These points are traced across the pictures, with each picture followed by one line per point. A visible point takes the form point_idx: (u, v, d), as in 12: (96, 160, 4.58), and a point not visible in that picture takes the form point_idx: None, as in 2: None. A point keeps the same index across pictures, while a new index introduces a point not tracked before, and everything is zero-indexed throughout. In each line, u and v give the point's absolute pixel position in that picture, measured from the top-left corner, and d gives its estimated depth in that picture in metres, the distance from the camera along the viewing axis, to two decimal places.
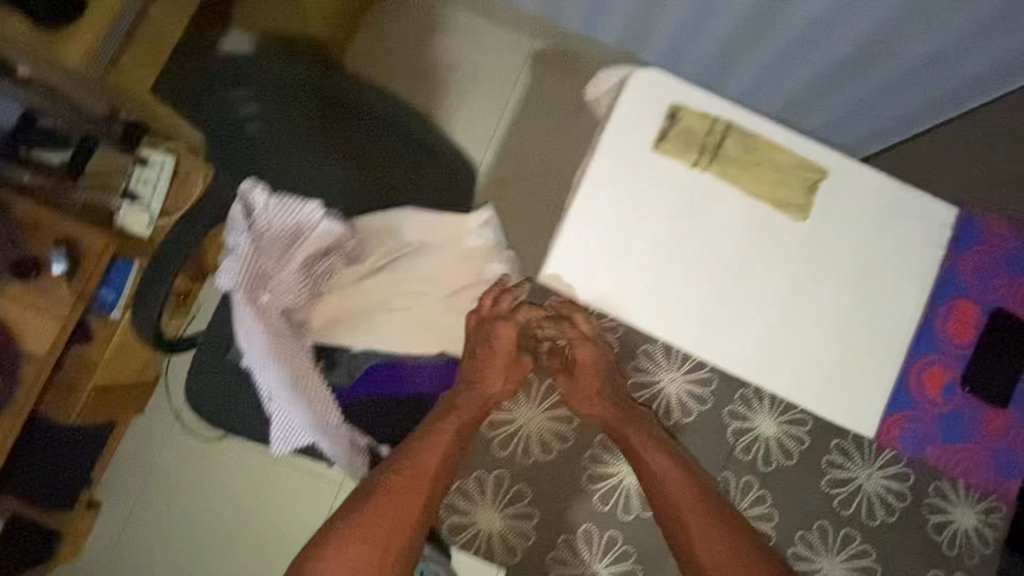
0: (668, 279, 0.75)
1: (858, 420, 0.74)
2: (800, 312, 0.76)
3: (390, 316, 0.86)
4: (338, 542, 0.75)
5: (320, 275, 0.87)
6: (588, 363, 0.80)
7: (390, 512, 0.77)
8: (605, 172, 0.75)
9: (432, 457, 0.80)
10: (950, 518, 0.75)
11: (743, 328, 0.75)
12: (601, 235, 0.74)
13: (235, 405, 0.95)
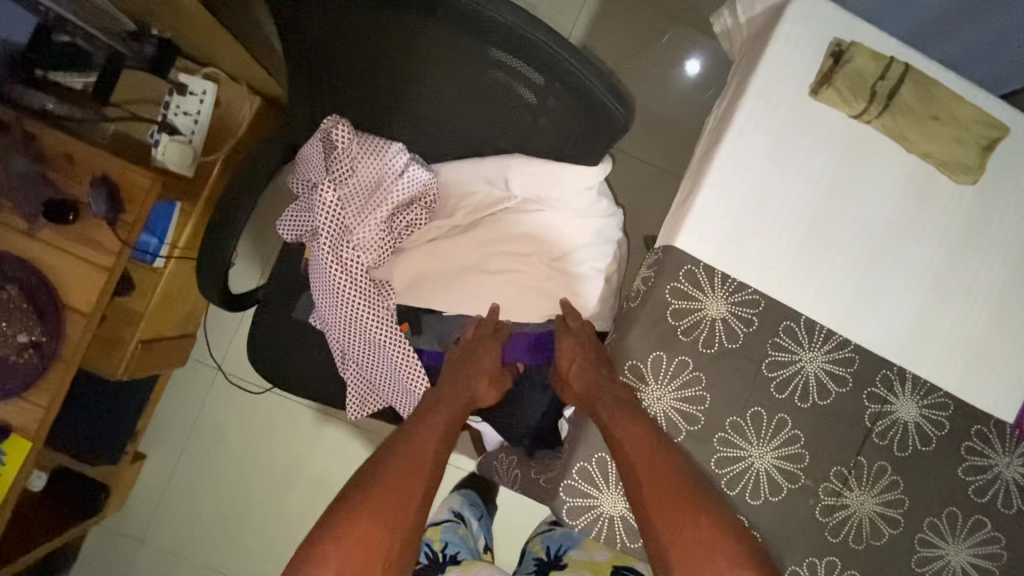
0: (827, 241, 0.67)
1: (995, 402, 0.69)
2: (952, 286, 0.69)
3: (482, 274, 0.81)
4: (344, 527, 0.58)
5: (404, 229, 0.81)
6: (719, 336, 0.65)
7: (392, 493, 0.63)
8: (753, 114, 0.65)
9: (421, 446, 0.69)
10: None
11: (891, 302, 0.68)
12: (745, 193, 0.66)
13: (290, 364, 0.88)
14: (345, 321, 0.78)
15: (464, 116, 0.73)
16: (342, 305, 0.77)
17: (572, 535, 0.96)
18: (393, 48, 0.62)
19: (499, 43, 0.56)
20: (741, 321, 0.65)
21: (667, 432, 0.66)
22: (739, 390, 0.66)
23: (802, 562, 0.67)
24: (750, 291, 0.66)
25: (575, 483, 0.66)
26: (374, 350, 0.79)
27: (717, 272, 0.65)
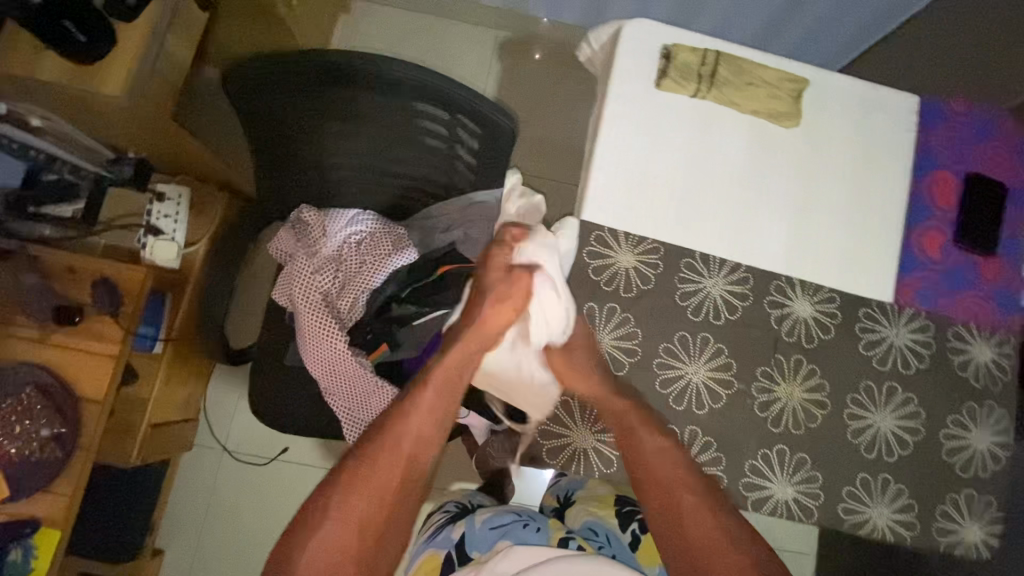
0: (700, 192, 0.84)
1: (872, 287, 0.84)
2: (808, 205, 0.86)
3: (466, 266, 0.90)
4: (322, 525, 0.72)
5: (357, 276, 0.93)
6: (635, 281, 0.80)
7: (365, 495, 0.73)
8: (617, 110, 0.85)
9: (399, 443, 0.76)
10: (971, 353, 0.83)
11: (765, 226, 0.85)
12: (626, 168, 0.84)
13: (288, 404, 0.99)
14: (315, 355, 0.91)
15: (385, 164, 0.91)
16: (309, 341, 0.91)
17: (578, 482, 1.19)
18: (330, 118, 0.80)
19: (414, 90, 0.74)
20: (650, 265, 0.81)
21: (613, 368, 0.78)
22: (663, 319, 0.80)
23: (756, 454, 0.79)
24: (651, 241, 0.82)
25: (549, 427, 0.80)
26: (342, 377, 0.92)
27: (620, 231, 0.81)
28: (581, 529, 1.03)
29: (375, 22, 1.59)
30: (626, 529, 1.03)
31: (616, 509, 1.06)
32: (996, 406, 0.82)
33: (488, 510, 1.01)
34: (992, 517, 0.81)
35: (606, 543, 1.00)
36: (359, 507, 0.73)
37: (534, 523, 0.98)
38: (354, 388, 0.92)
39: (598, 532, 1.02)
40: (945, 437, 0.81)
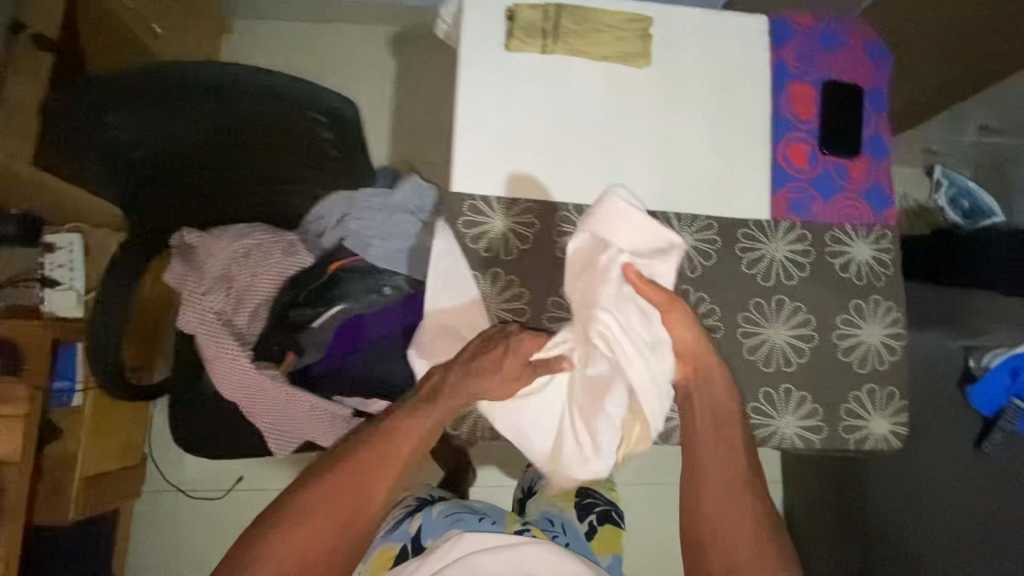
0: (564, 145, 0.85)
1: (747, 206, 0.87)
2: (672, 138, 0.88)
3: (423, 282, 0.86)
4: (291, 518, 0.68)
5: (244, 291, 0.92)
6: (513, 243, 0.82)
7: (343, 493, 0.70)
8: (471, 79, 0.85)
9: (399, 442, 0.73)
10: (850, 253, 0.85)
11: (635, 168, 0.86)
12: (488, 135, 0.84)
13: (205, 428, 0.98)
14: (221, 377, 0.91)
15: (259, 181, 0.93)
16: (212, 363, 0.91)
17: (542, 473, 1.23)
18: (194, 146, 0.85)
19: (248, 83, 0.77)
20: (525, 226, 0.83)
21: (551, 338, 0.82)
22: (546, 276, 0.83)
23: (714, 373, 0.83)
24: (523, 201, 0.83)
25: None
26: (254, 396, 0.92)
27: (492, 197, 0.82)
28: (538, 519, 1.08)
29: (258, 36, 1.57)
30: (584, 519, 1.10)
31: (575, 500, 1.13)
32: (882, 300, 0.84)
33: (444, 503, 1.02)
34: (897, 406, 0.84)
35: (561, 532, 1.04)
36: (330, 505, 0.69)
37: (488, 517, 0.99)
38: (269, 404, 0.92)
39: (554, 522, 1.06)
40: (838, 338, 0.83)
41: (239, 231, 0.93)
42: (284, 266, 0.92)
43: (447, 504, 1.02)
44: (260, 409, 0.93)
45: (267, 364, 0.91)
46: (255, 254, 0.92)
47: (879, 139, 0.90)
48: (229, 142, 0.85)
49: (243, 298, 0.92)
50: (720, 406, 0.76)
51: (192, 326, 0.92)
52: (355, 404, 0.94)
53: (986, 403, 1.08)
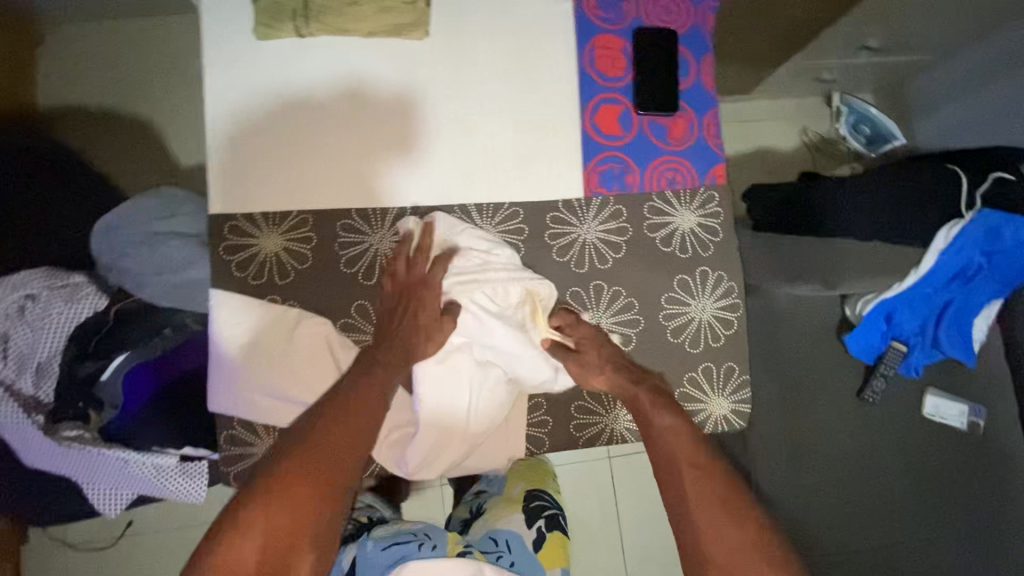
0: (338, 142, 0.75)
1: (557, 185, 0.78)
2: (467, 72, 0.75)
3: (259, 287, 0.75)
4: (245, 518, 0.55)
5: (25, 352, 0.83)
6: (289, 264, 0.73)
7: (296, 478, 0.58)
8: (220, 80, 0.74)
9: (337, 422, 0.64)
10: (673, 224, 0.78)
11: (440, 160, 0.76)
12: (246, 142, 0.73)
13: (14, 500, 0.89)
14: (22, 447, 0.83)
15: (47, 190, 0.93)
16: (8, 435, 0.82)
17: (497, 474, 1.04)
18: None
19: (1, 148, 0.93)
20: (302, 243, 0.73)
21: None
22: (335, 295, 0.74)
23: None
24: (296, 214, 0.73)
25: (236, 431, 0.72)
26: (62, 460, 0.84)
27: (257, 214, 0.73)
28: (480, 540, 0.89)
29: (69, 44, 1.40)
30: (532, 526, 0.90)
31: (523, 506, 0.93)
32: (710, 271, 0.78)
33: (384, 529, 0.85)
34: (737, 383, 0.78)
35: (505, 550, 0.86)
36: (291, 499, 0.57)
37: (429, 541, 0.81)
38: (79, 467, 0.84)
39: (498, 540, 0.88)
40: (665, 318, 0.77)
41: (13, 283, 0.84)
42: (68, 316, 0.84)
43: (388, 530, 0.85)
44: (75, 473, 0.85)
45: (76, 428, 0.83)
46: (29, 308, 0.84)
47: (700, 88, 0.81)
48: None
49: (27, 361, 0.83)
50: (677, 444, 0.67)
51: None
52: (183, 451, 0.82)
53: (863, 351, 1.02)
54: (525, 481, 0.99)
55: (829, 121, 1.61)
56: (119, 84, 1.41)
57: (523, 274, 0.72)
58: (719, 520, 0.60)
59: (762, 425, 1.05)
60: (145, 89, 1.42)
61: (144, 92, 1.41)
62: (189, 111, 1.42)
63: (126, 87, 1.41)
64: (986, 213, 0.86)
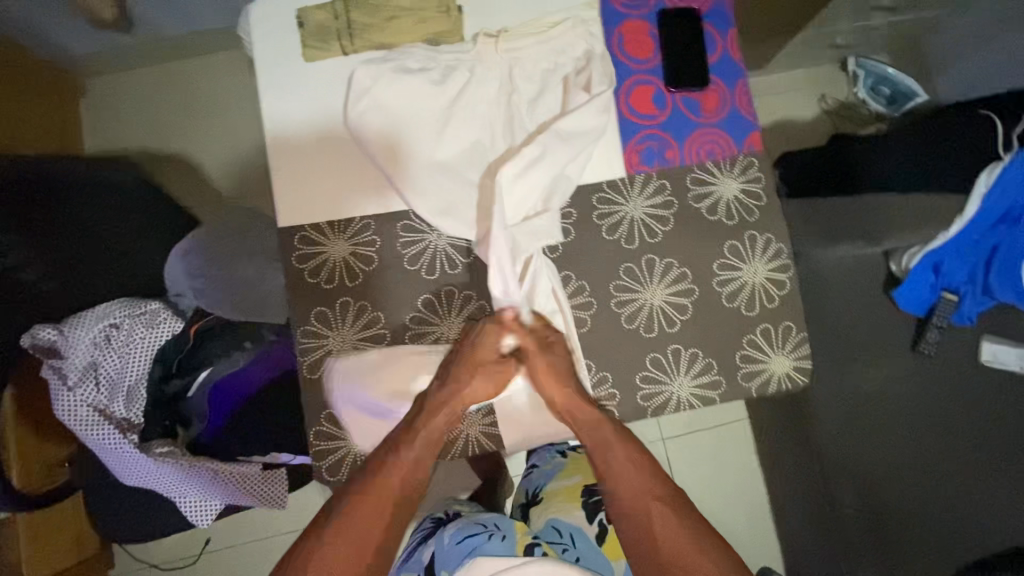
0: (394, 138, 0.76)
1: (605, 163, 0.80)
2: (488, 53, 0.79)
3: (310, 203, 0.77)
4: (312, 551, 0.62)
5: (115, 379, 0.88)
6: (355, 266, 0.76)
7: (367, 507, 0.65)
8: (278, 102, 0.78)
9: (404, 452, 0.68)
10: (716, 192, 0.80)
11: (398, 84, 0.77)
12: (305, 153, 0.77)
13: (116, 509, 0.95)
14: (119, 471, 0.89)
15: (124, 184, 0.96)
16: (111, 458, 0.88)
17: (548, 474, 1.09)
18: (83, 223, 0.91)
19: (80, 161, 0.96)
20: (366, 245, 0.76)
21: None
22: (401, 294, 0.76)
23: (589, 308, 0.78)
24: (359, 219, 0.77)
25: (323, 429, 0.73)
26: (158, 480, 0.90)
27: (323, 222, 0.76)
28: (543, 530, 0.95)
29: (104, 96, 1.47)
30: (594, 519, 0.95)
31: (583, 501, 0.99)
32: (758, 235, 0.79)
33: (457, 523, 0.91)
34: (796, 340, 0.79)
35: (570, 543, 0.92)
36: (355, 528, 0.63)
37: (499, 532, 0.89)
38: (174, 485, 0.90)
39: (561, 531, 0.94)
40: (719, 284, 0.78)
41: (101, 314, 0.87)
42: (151, 340, 0.88)
43: (456, 526, 0.90)
44: (169, 491, 0.92)
45: (166, 445, 0.88)
46: (112, 340, 0.88)
47: (729, 60, 0.83)
48: (67, 198, 0.91)
49: (118, 387, 0.88)
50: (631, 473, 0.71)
51: (82, 431, 0.86)
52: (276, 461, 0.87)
53: (913, 307, 1.04)
54: (583, 473, 1.05)
55: (847, 87, 1.61)
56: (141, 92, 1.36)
57: (514, 51, 0.79)
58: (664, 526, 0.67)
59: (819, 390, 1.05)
60: (177, 132, 1.47)
61: (176, 134, 1.47)
62: (221, 148, 1.48)
63: (159, 133, 1.48)
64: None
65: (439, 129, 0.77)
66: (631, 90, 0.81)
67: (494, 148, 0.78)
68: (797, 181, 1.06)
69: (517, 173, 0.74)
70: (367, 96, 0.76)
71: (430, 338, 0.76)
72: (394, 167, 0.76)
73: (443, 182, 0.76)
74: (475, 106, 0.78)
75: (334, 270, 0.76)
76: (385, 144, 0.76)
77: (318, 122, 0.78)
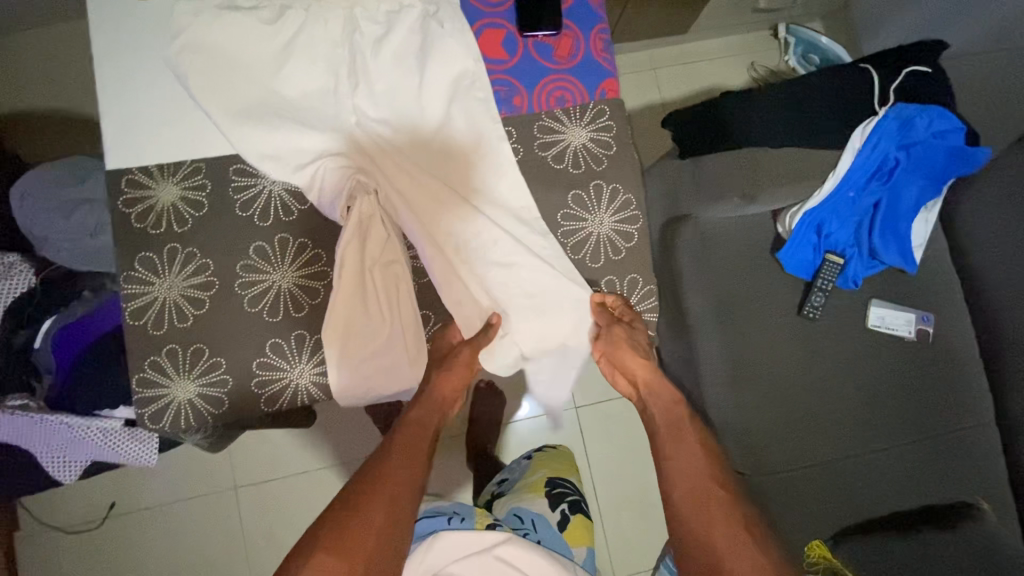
0: (223, 79, 0.74)
1: (453, 106, 0.76)
2: None
3: (140, 145, 0.74)
4: (318, 539, 0.58)
5: None
6: (184, 212, 0.74)
7: (378, 493, 0.63)
8: (105, 38, 0.75)
9: (410, 454, 0.68)
10: (564, 140, 0.77)
11: (231, 21, 0.74)
12: (133, 94, 0.74)
13: None
14: None
15: None
16: None
17: (515, 472, 1.17)
18: None
19: None
20: (197, 190, 0.74)
21: (292, 309, 0.74)
22: (232, 240, 0.74)
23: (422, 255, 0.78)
24: (189, 163, 0.74)
25: (148, 374, 0.71)
26: (9, 433, 0.88)
27: (152, 166, 0.74)
28: (507, 517, 1.04)
29: None
30: (556, 509, 1.04)
31: (546, 490, 1.08)
32: (604, 185, 0.77)
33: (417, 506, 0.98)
34: (642, 293, 0.78)
35: (532, 528, 1.00)
36: (372, 512, 0.61)
37: (458, 515, 0.94)
38: (25, 438, 0.89)
39: (524, 518, 1.02)
40: (563, 235, 0.76)
41: None
42: (2, 293, 0.84)
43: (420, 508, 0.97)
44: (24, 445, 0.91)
45: (20, 398, 0.84)
46: None
47: (585, 6, 0.81)
48: None
49: None
50: (688, 460, 0.73)
51: None
52: (125, 414, 0.88)
53: (797, 268, 1.03)
54: (547, 469, 1.14)
55: (779, 54, 1.59)
56: (13, 35, 1.23)
57: None
58: (709, 506, 0.67)
59: (706, 353, 1.03)
60: None
61: None
62: None
63: None
64: (899, 105, 0.89)
65: (274, 71, 0.75)
66: (482, 33, 0.78)
67: (333, 92, 0.76)
68: (679, 131, 1.03)
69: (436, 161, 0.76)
70: (197, 34, 0.74)
71: (262, 286, 0.74)
72: (224, 108, 0.73)
73: (277, 124, 0.74)
74: (313, 47, 0.76)
75: (164, 215, 0.74)
76: (215, 84, 0.73)
77: (148, 62, 0.75)
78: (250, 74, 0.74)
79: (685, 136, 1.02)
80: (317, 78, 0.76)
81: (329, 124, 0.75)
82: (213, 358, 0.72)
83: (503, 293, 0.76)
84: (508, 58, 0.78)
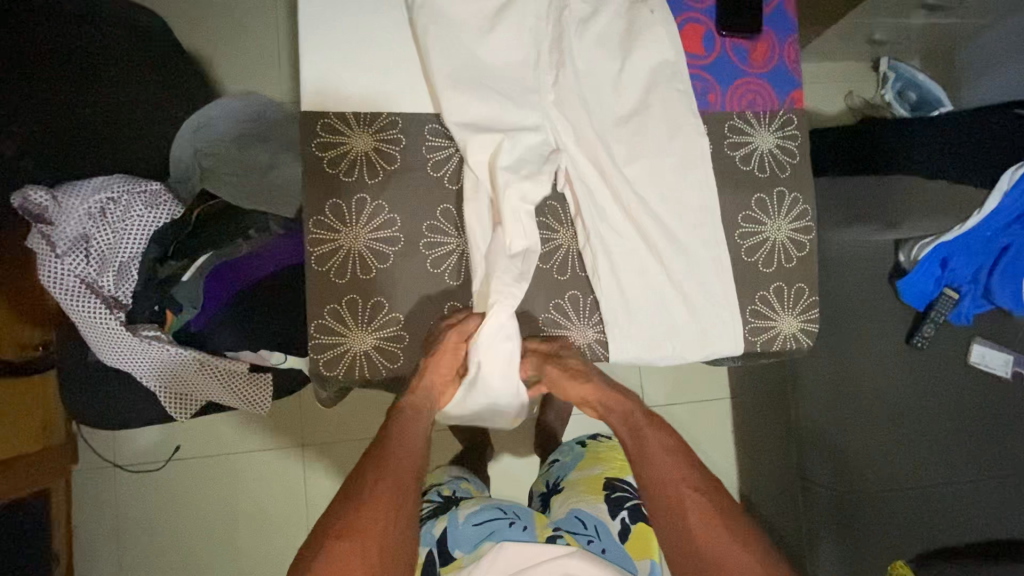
0: (434, 35, 0.73)
1: (654, 95, 0.76)
2: None
3: (338, 91, 0.73)
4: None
5: (104, 254, 0.83)
6: (377, 163, 0.73)
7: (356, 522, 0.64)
8: None
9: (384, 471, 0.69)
10: (753, 143, 0.78)
11: None
12: (339, 38, 0.73)
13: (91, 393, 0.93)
14: (93, 341, 0.84)
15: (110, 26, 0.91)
16: (91, 335, 0.84)
17: (566, 466, 1.11)
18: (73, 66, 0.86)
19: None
20: (391, 143, 0.74)
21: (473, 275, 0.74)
22: (419, 198, 0.74)
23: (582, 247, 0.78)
24: (386, 115, 0.74)
25: (325, 322, 0.71)
26: (129, 361, 0.86)
27: (349, 113, 0.73)
28: (566, 518, 0.98)
29: None
30: (618, 517, 0.97)
31: (606, 495, 1.01)
32: (787, 192, 0.78)
33: (473, 504, 0.94)
34: (806, 303, 0.79)
35: (595, 536, 0.94)
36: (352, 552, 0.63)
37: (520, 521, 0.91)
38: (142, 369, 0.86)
39: (585, 522, 0.96)
40: (742, 236, 0.78)
41: (103, 184, 0.83)
42: (149, 221, 0.83)
43: (474, 505, 0.94)
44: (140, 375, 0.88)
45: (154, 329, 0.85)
46: (104, 214, 0.83)
47: (781, 13, 0.81)
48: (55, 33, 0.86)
49: (105, 262, 0.83)
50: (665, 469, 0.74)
51: (71, 304, 0.81)
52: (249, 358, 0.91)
53: (915, 298, 1.05)
54: (606, 467, 1.08)
55: (875, 86, 1.61)
56: None
57: None
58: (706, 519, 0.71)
59: None
60: None
61: None
62: None
63: None
64: None
65: (483, 36, 0.74)
66: (683, 26, 0.79)
67: (537, 65, 0.75)
68: (834, 142, 1.03)
69: (631, 148, 0.76)
70: None
71: (444, 250, 0.74)
72: (432, 65, 0.72)
73: (481, 89, 0.73)
74: (521, 15, 0.75)
75: (355, 164, 0.73)
76: (424, 40, 0.73)
77: (358, 7, 0.74)
78: (459, 35, 0.74)
79: (835, 149, 1.03)
80: (523, 47, 0.75)
81: (529, 95, 0.75)
82: (389, 317, 0.72)
83: (691, 289, 0.76)
84: (705, 53, 0.79)
